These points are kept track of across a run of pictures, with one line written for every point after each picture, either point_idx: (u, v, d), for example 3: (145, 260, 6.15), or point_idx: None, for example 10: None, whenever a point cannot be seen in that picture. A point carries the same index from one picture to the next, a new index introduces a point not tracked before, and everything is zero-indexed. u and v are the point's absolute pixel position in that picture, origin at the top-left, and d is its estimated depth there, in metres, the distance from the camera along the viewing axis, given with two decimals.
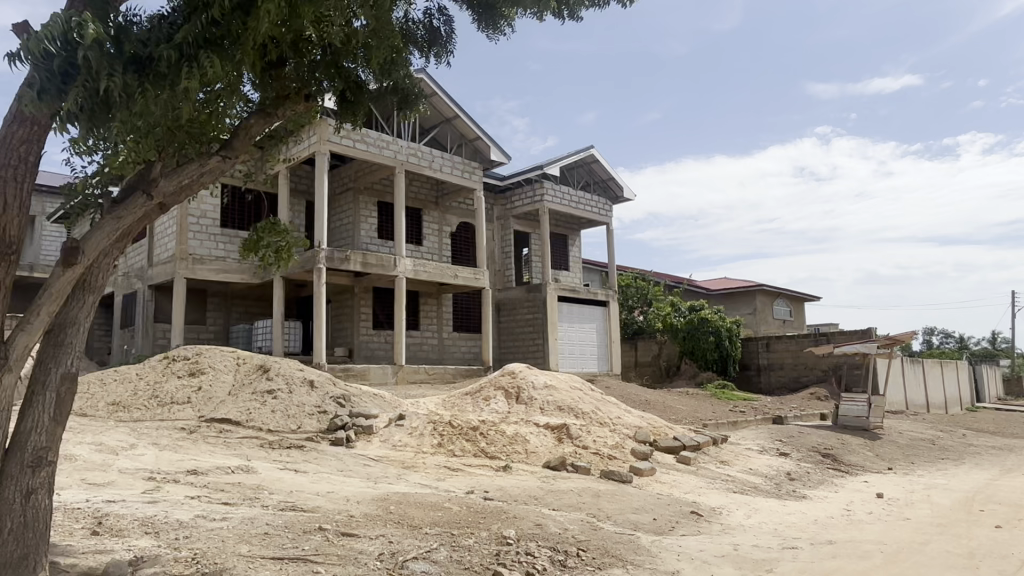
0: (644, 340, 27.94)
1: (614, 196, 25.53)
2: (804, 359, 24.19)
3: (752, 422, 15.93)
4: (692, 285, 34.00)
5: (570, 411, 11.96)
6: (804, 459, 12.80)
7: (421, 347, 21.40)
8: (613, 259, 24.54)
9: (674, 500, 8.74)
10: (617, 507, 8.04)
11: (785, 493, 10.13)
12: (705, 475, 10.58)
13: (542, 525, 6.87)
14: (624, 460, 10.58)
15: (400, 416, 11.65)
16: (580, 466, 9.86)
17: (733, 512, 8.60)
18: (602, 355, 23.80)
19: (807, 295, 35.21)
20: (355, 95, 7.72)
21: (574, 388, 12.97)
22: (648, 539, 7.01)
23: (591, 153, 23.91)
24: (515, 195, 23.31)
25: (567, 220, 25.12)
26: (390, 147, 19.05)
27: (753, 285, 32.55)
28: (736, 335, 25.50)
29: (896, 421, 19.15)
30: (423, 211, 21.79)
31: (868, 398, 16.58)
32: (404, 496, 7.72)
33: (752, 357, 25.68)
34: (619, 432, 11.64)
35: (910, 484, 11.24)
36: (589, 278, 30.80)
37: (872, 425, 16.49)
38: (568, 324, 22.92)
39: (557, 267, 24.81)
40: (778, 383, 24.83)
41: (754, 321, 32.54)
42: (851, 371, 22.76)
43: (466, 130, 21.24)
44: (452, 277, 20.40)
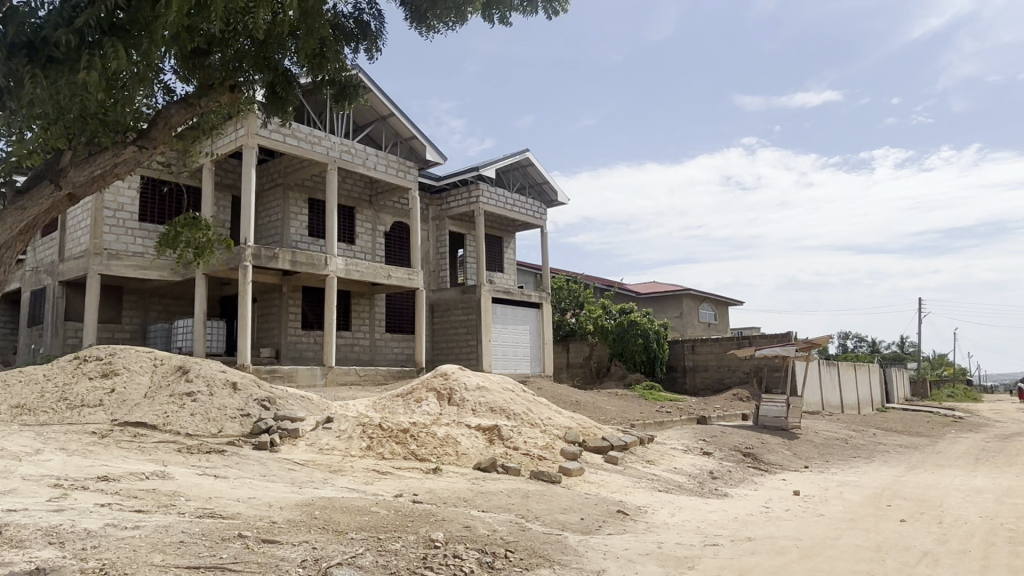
0: (575, 341, 28.28)
1: (548, 199, 25.73)
2: (727, 361, 25.03)
3: (678, 422, 16.35)
4: (623, 288, 34.67)
5: (502, 413, 11.97)
6: (727, 458, 13.20)
7: (351, 348, 21.01)
8: (546, 261, 24.75)
9: (601, 500, 8.85)
10: (545, 508, 8.09)
11: (707, 491, 10.44)
12: (631, 474, 10.78)
13: (470, 527, 6.83)
14: (554, 461, 10.66)
15: (327, 418, 11.38)
16: (510, 467, 9.88)
17: (658, 511, 8.79)
18: (535, 356, 23.96)
19: (731, 299, 36.49)
20: (285, 91, 7.47)
21: (506, 390, 12.98)
22: (575, 538, 7.08)
23: (527, 156, 24.01)
24: (450, 196, 23.18)
25: (502, 221, 25.18)
26: (322, 143, 18.62)
27: (680, 289, 33.47)
28: (664, 338, 26.17)
29: (812, 421, 20.04)
30: (356, 210, 21.41)
31: (786, 398, 17.30)
32: (330, 501, 7.53)
33: (678, 358, 26.40)
34: (550, 433, 11.74)
35: (824, 481, 11.77)
36: (523, 280, 30.96)
37: (789, 425, 17.20)
38: (502, 325, 22.96)
39: (491, 269, 24.83)
40: (703, 384, 25.61)
41: (681, 324, 33.40)
42: (771, 373, 23.68)
43: (401, 129, 21.01)
44: (385, 276, 20.11)
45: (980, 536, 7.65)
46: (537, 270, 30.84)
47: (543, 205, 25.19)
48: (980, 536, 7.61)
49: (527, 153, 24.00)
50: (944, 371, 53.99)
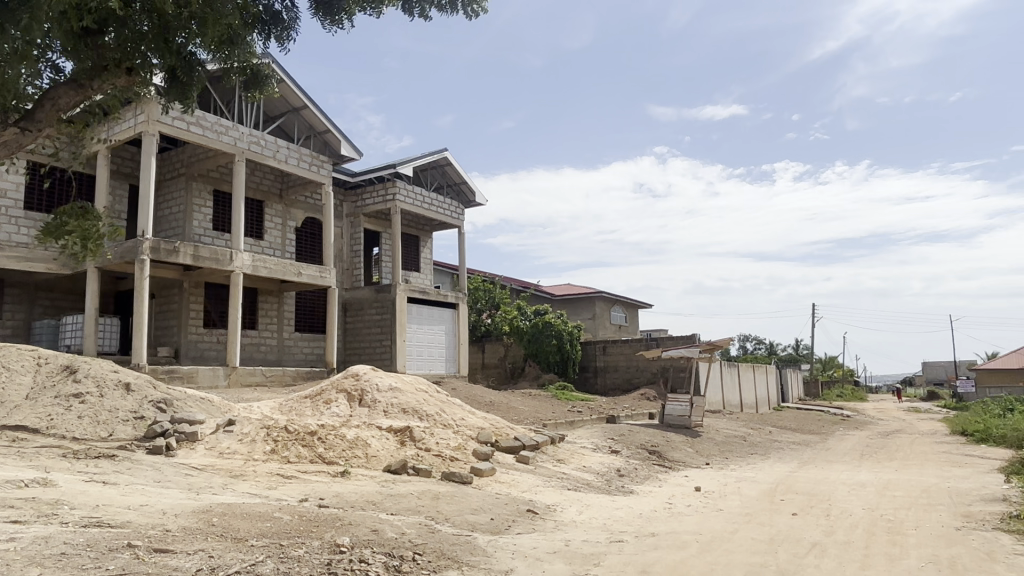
0: (491, 342, 28.37)
1: (466, 200, 25.68)
2: (636, 362, 25.78)
3: (589, 422, 16.68)
4: (538, 289, 35.09)
5: (414, 414, 11.84)
6: (634, 456, 13.58)
7: (257, 348, 20.24)
8: (463, 262, 24.70)
9: (512, 500, 8.90)
10: (455, 509, 8.05)
11: (615, 489, 10.69)
12: (542, 473, 10.90)
13: (378, 531, 6.70)
14: (466, 462, 10.63)
15: (229, 421, 10.91)
16: (421, 469, 9.77)
17: (566, 509, 8.93)
18: (450, 357, 23.84)
19: (641, 303, 37.63)
20: (187, 75, 7.06)
21: (419, 390, 12.86)
22: (484, 539, 7.07)
23: (445, 155, 23.87)
24: (366, 193, 22.74)
25: (419, 220, 24.94)
26: (229, 132, 17.84)
27: (593, 292, 34.22)
28: (577, 339, 26.68)
29: (714, 419, 20.93)
30: (265, 204, 20.66)
31: (690, 398, 17.99)
32: (230, 507, 7.20)
33: (590, 359, 26.99)
34: (463, 433, 11.71)
35: (724, 478, 12.31)
36: (439, 279, 30.79)
37: (693, 424, 17.89)
38: (417, 325, 22.72)
39: (407, 268, 24.54)
40: (613, 384, 26.27)
41: (593, 326, 34.08)
42: (676, 374, 24.58)
43: (314, 122, 20.44)
44: (295, 274, 19.48)
45: (862, 527, 8.18)
46: (453, 270, 30.75)
47: (460, 205, 25.11)
48: (862, 528, 8.14)
49: (446, 152, 23.87)
50: (833, 373, 57.65)
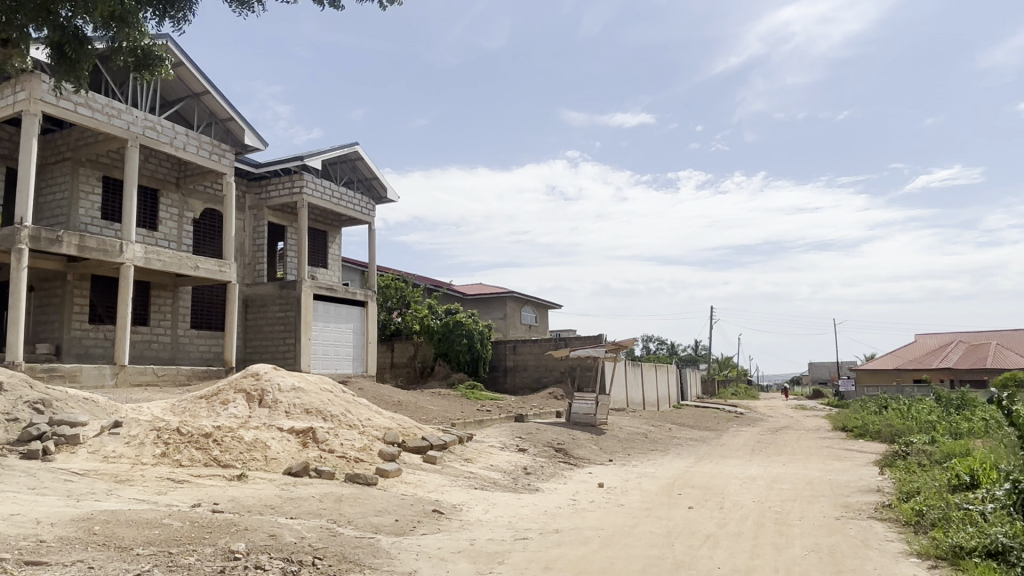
0: (400, 341, 28.02)
1: (377, 196, 25.21)
2: (545, 361, 26.15)
3: (497, 421, 16.78)
4: (449, 288, 34.93)
5: (318, 415, 11.51)
6: (540, 454, 13.76)
7: (149, 345, 19.11)
8: (373, 259, 24.23)
9: (417, 500, 8.81)
10: (358, 511, 7.89)
11: (521, 487, 10.80)
12: (448, 473, 10.86)
13: (276, 536, 6.46)
14: (371, 463, 10.44)
15: (115, 423, 10.25)
16: (324, 471, 9.51)
17: (472, 508, 8.92)
18: (358, 356, 23.32)
19: (551, 303, 38.21)
20: (76, 52, 6.56)
21: (323, 390, 12.51)
22: (388, 541, 6.96)
23: (356, 149, 23.35)
24: (270, 185, 21.89)
25: (328, 215, 24.28)
26: (121, 116, 16.75)
27: (504, 292, 34.42)
28: (487, 338, 26.79)
29: (618, 417, 21.53)
30: (161, 192, 19.53)
31: (596, 396, 18.42)
32: (114, 514, 6.75)
33: (500, 359, 27.18)
34: (368, 434, 11.49)
35: (625, 473, 12.70)
36: (348, 277, 30.10)
37: (598, 421, 18.34)
38: (323, 323, 22.10)
39: (314, 264, 23.85)
40: (522, 383, 26.56)
41: (503, 326, 34.30)
42: (584, 373, 25.09)
43: (216, 108, 19.51)
44: (193, 267, 18.52)
45: (752, 518, 8.63)
46: (363, 268, 30.14)
47: (371, 201, 24.62)
48: (752, 519, 8.59)
49: (357, 146, 23.35)
50: (729, 372, 60.64)
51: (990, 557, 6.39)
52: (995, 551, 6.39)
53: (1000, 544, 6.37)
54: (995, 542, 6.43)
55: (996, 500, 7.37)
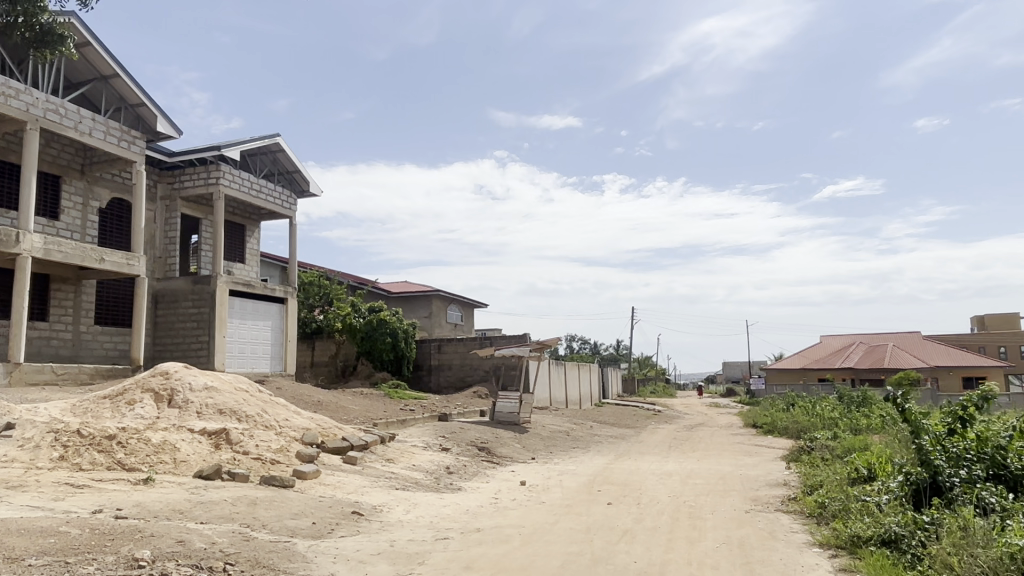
0: (321, 340, 27.38)
1: (299, 189, 24.52)
2: (470, 360, 26.11)
3: (420, 420, 16.62)
4: (374, 286, 34.37)
5: (232, 416, 11.08)
6: (464, 453, 13.73)
7: (48, 342, 17.91)
8: (293, 254, 23.53)
9: (336, 502, 8.62)
10: (274, 514, 7.64)
11: (443, 487, 10.71)
12: (369, 474, 10.67)
13: (184, 542, 6.17)
14: (288, 464, 10.14)
15: (8, 425, 9.56)
16: (237, 474, 9.14)
17: (393, 509, 8.80)
18: (276, 354, 22.62)
19: (477, 302, 38.22)
20: None
21: (238, 390, 12.06)
22: (304, 544, 6.77)
23: (277, 141, 22.63)
24: (184, 175, 20.93)
25: (246, 207, 23.43)
26: (20, 96, 15.63)
27: (430, 290, 34.16)
28: (412, 337, 26.51)
29: (541, 416, 21.74)
30: (63, 179, 18.34)
31: (520, 395, 18.53)
32: (3, 523, 6.29)
33: (425, 358, 27.01)
34: (285, 435, 11.16)
35: (547, 471, 12.84)
36: (267, 273, 29.14)
37: (521, 420, 18.45)
38: (239, 320, 21.29)
39: (230, 259, 22.95)
40: (446, 382, 26.45)
41: (428, 324, 34.06)
42: (508, 372, 25.23)
43: (126, 93, 18.51)
44: (98, 260, 17.49)
45: (668, 513, 8.88)
46: (283, 263, 29.23)
47: (292, 194, 23.93)
48: (667, 514, 8.86)
49: (279, 138, 22.63)
50: (649, 372, 62.30)
51: (884, 545, 6.81)
52: (889, 540, 6.82)
53: (893, 533, 6.81)
54: (888, 531, 6.87)
55: (891, 491, 7.86)
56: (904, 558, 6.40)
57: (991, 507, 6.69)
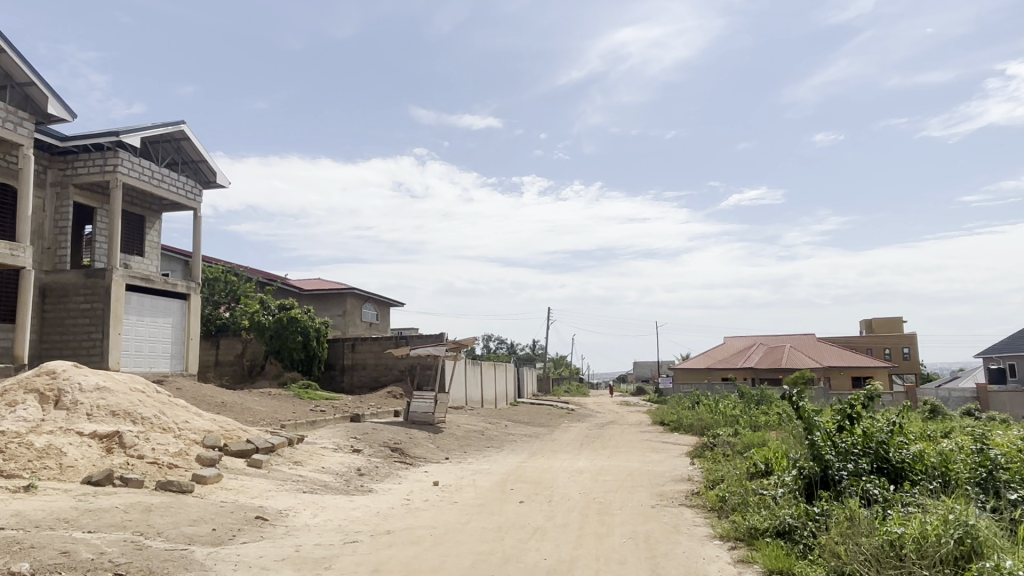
0: (226, 338, 26.28)
1: (205, 179, 23.43)
2: (384, 360, 25.71)
3: (331, 421, 16.20)
4: (284, 283, 33.30)
5: (126, 418, 10.44)
6: (375, 454, 13.48)
7: None
8: (198, 248, 22.44)
9: (238, 507, 8.28)
10: (169, 521, 7.25)
11: (353, 489, 10.48)
12: (274, 478, 10.29)
13: (69, 553, 5.76)
14: (187, 469, 9.64)
15: None
16: (131, 479, 8.62)
17: (299, 513, 8.53)
18: (176, 353, 21.54)
19: (393, 301, 37.74)
20: None
21: (134, 391, 11.38)
22: (203, 552, 6.47)
23: (182, 128, 21.54)
24: (77, 161, 19.59)
25: (147, 197, 22.16)
26: None
27: (344, 288, 33.45)
28: (324, 336, 25.84)
29: (457, 415, 21.65)
30: None
31: (435, 395, 18.36)
32: None
33: (337, 357, 26.43)
34: (184, 438, 10.61)
35: (461, 471, 12.82)
36: (168, 267, 27.70)
37: (436, 420, 18.31)
38: (137, 317, 20.11)
39: (128, 251, 21.63)
40: (359, 382, 25.98)
41: (342, 323, 33.31)
42: (423, 372, 25.05)
43: (13, 70, 17.15)
44: None
45: (577, 510, 9.04)
46: (186, 258, 27.84)
47: (197, 185, 22.84)
48: (577, 511, 9.01)
49: (184, 126, 21.53)
50: (563, 372, 63.33)
51: (778, 536, 7.20)
52: (783, 531, 7.20)
53: (786, 524, 7.19)
54: (783, 522, 7.26)
55: (785, 485, 8.33)
56: (796, 548, 6.78)
57: (874, 499, 7.15)
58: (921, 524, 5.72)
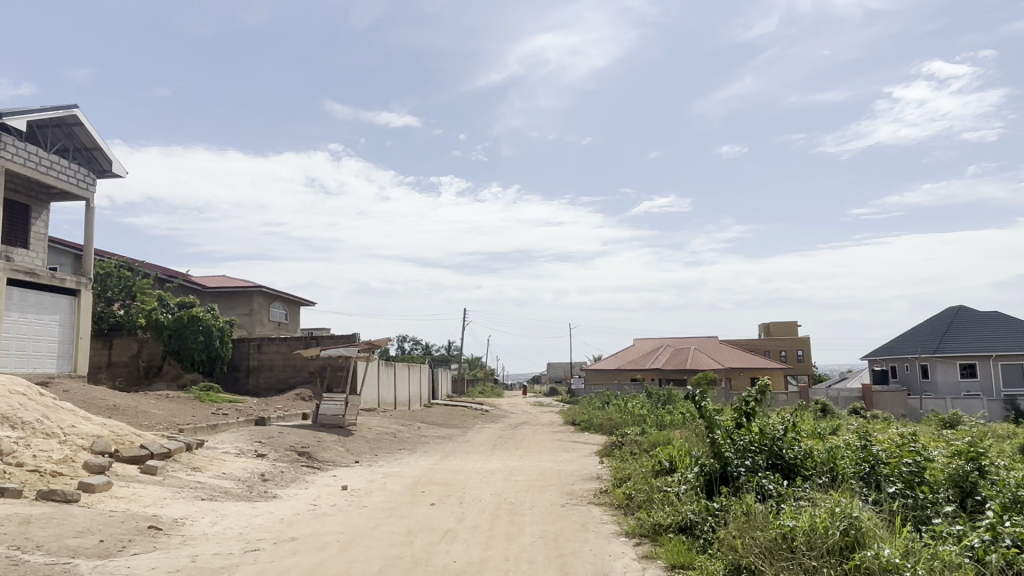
0: (121, 337, 24.79)
1: (99, 169, 22.00)
2: (292, 361, 24.91)
3: (234, 425, 15.54)
4: (186, 279, 31.70)
5: (4, 423, 9.64)
6: (281, 459, 13.03)
7: None
8: (91, 241, 21.02)
9: (129, 517, 7.80)
10: (51, 533, 6.75)
11: (256, 495, 10.09)
12: (170, 485, 9.75)
13: None
14: (72, 477, 9.00)
15: None
16: (8, 489, 7.95)
17: (197, 521, 8.13)
18: (64, 353, 20.07)
19: (303, 300, 36.63)
20: None
21: (13, 394, 10.54)
22: (88, 565, 6.05)
23: (75, 113, 20.15)
24: None
25: (33, 185, 20.58)
26: None
27: (250, 285, 32.16)
28: (228, 336, 24.77)
29: (368, 418, 21.23)
30: None
31: (346, 397, 17.94)
32: None
33: (242, 358, 25.42)
34: (70, 443, 9.90)
35: (371, 474, 12.58)
36: (56, 261, 25.83)
37: (346, 423, 17.89)
38: (19, 314, 18.63)
39: (10, 243, 20.01)
40: (265, 384, 25.06)
41: (248, 322, 32.03)
42: (333, 373, 24.42)
43: None
44: None
45: (488, 511, 9.06)
46: (77, 251, 26.05)
47: (90, 175, 21.43)
48: (488, 512, 9.03)
49: (76, 110, 20.13)
50: (478, 372, 63.47)
51: (680, 531, 7.49)
52: (684, 526, 7.50)
53: (688, 520, 7.49)
54: (685, 518, 7.56)
55: (688, 481, 8.70)
56: (697, 542, 7.07)
57: (769, 493, 7.54)
58: (810, 517, 6.07)
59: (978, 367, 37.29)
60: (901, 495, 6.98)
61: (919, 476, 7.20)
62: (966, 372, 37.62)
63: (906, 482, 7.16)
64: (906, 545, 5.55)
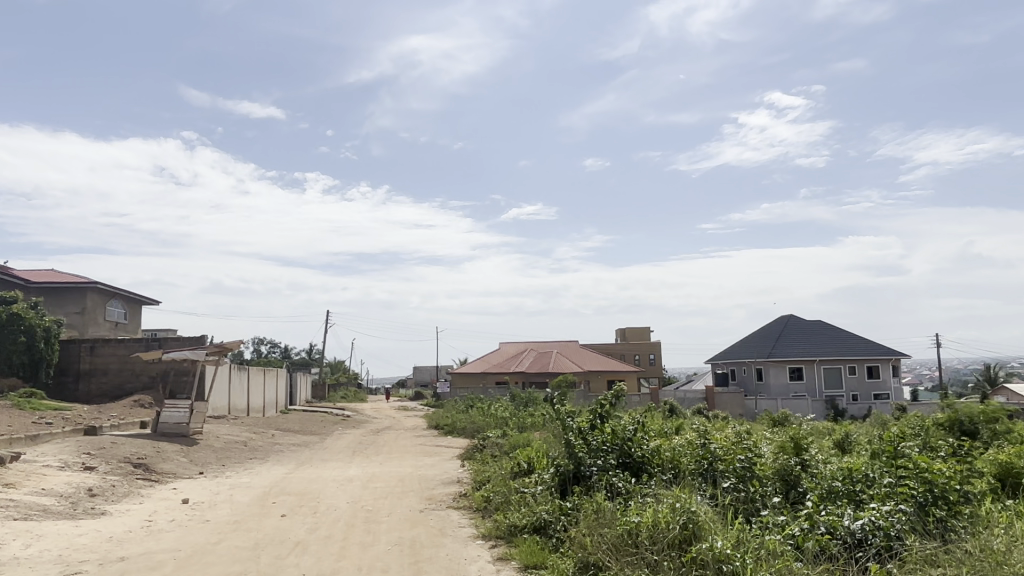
0: None
1: None
2: (131, 365, 22.90)
3: (59, 435, 14.03)
4: (5, 272, 28.33)
5: None
6: (113, 472, 11.93)
7: None
8: None
9: None
10: None
11: (81, 512, 9.16)
12: None
13: None
14: None
15: None
16: None
17: (6, 545, 7.25)
18: None
19: (146, 299, 33.85)
20: None
21: None
22: None
23: None
24: None
25: None
26: None
27: (84, 281, 29.27)
28: (55, 336, 22.37)
29: (216, 425, 19.94)
30: None
31: (191, 404, 16.71)
32: None
33: (72, 362, 23.06)
34: None
35: (216, 486, 11.82)
36: None
37: (190, 431, 16.68)
38: None
39: None
40: (97, 390, 22.85)
41: (79, 322, 29.05)
42: (177, 378, 22.68)
43: None
44: None
45: (343, 520, 8.79)
46: None
47: None
48: (342, 520, 8.77)
49: None
50: (340, 376, 61.64)
51: (535, 531, 7.70)
52: (539, 527, 7.71)
53: (542, 520, 7.71)
54: (539, 518, 7.77)
55: (545, 482, 9.01)
56: (549, 542, 7.28)
57: (618, 491, 7.91)
58: (653, 512, 6.42)
59: (805, 371, 41.45)
60: (734, 489, 7.58)
61: (750, 471, 7.85)
62: (794, 374, 41.59)
63: (739, 477, 7.77)
64: (736, 535, 6.01)
